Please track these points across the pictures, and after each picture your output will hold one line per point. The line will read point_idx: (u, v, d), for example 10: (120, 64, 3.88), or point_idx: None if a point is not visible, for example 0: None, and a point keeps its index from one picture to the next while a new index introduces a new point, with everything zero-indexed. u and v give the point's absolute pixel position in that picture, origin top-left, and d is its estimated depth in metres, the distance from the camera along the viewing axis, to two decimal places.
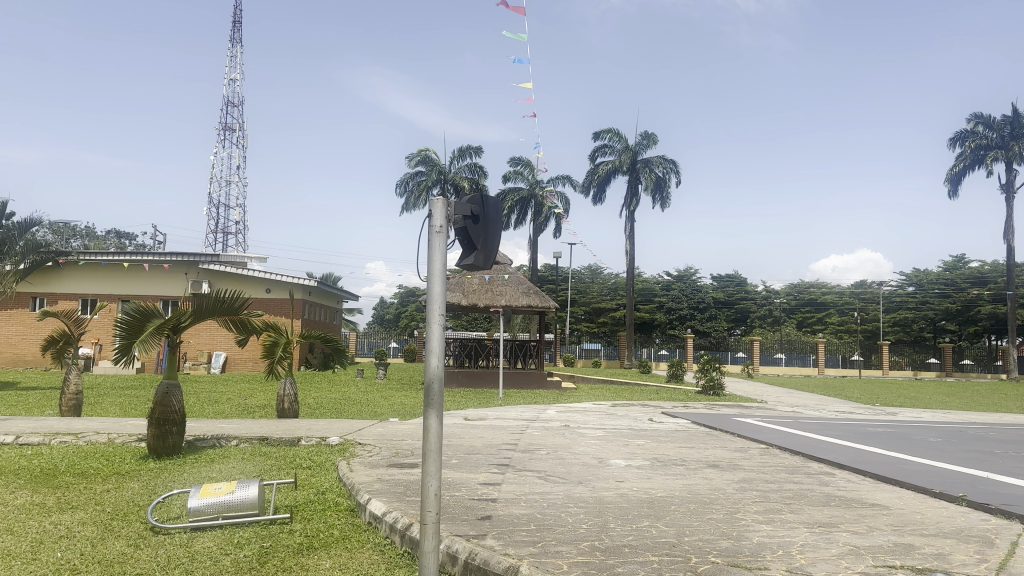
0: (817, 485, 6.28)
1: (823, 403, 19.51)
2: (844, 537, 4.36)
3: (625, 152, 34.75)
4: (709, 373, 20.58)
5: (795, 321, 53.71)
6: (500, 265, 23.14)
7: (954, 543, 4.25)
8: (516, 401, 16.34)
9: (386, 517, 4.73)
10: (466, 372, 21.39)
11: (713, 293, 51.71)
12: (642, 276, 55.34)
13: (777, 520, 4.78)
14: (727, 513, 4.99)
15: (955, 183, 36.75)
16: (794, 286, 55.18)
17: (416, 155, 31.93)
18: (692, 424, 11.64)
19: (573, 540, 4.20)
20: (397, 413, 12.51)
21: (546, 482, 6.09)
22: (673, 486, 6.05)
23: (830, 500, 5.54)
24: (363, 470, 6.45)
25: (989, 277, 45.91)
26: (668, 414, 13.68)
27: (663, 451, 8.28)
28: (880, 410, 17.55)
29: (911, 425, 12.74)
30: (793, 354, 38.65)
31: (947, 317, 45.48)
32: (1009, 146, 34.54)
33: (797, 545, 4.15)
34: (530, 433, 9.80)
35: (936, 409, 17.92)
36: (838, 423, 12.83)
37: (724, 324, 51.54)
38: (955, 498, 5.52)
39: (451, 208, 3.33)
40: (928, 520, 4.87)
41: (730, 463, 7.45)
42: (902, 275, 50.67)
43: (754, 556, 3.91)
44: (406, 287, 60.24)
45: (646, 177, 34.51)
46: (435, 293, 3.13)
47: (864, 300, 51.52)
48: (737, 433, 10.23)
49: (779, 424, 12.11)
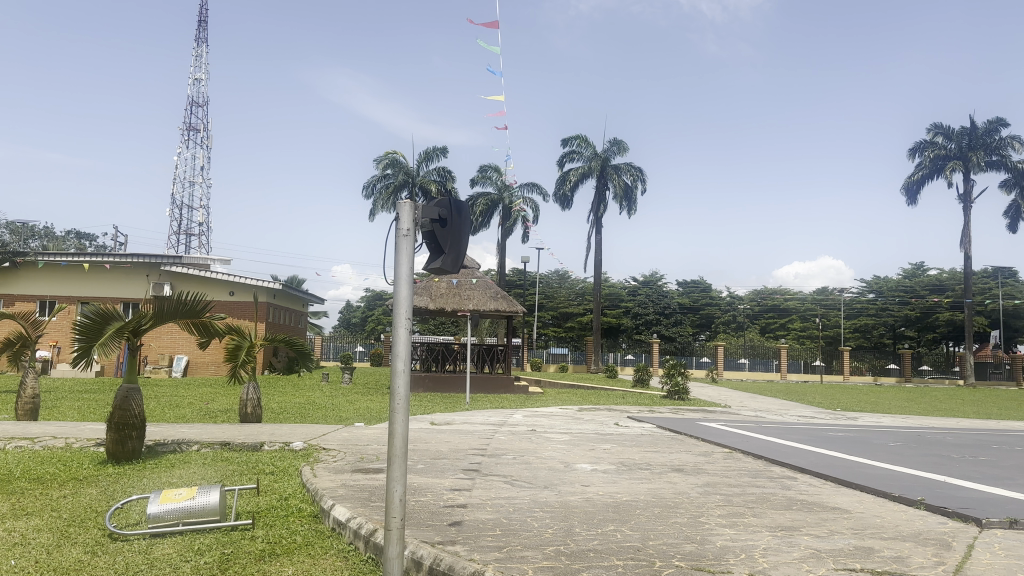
0: (779, 488, 6.37)
1: (786, 407, 19.80)
2: (805, 540, 4.42)
3: (594, 158, 34.94)
4: (675, 378, 20.76)
5: (758, 326, 54.51)
6: (468, 270, 23.05)
7: (913, 547, 4.33)
8: (484, 406, 16.28)
9: (350, 523, 4.68)
10: (433, 377, 21.30)
11: (679, 299, 52.22)
12: (609, 281, 55.68)
13: (740, 523, 4.84)
14: (691, 517, 5.04)
15: (913, 192, 37.56)
16: (758, 292, 56.06)
17: (384, 158, 31.75)
18: (657, 428, 11.75)
19: (538, 544, 4.19)
20: (362, 417, 12.42)
21: (512, 486, 6.10)
22: (638, 490, 6.08)
23: (791, 503, 5.63)
24: (326, 476, 6.38)
25: (947, 285, 47.02)
26: (634, 418, 13.79)
27: (628, 455, 8.34)
28: (841, 414, 17.84)
29: (871, 430, 13.00)
30: (757, 359, 39.18)
31: (907, 324, 46.50)
32: (967, 156, 35.42)
33: (759, 549, 4.20)
34: (497, 437, 9.80)
35: (895, 414, 18.28)
36: (801, 428, 12.99)
37: (689, 329, 52.05)
38: (914, 502, 5.62)
39: (418, 211, 3.31)
40: (887, 524, 4.96)
41: (694, 467, 7.52)
42: (862, 283, 51.71)
43: (717, 560, 3.94)
44: (373, 291, 59.84)
45: (615, 183, 34.76)
46: (401, 299, 3.10)
47: (825, 307, 52.43)
48: (701, 437, 10.34)
49: (742, 428, 12.26)
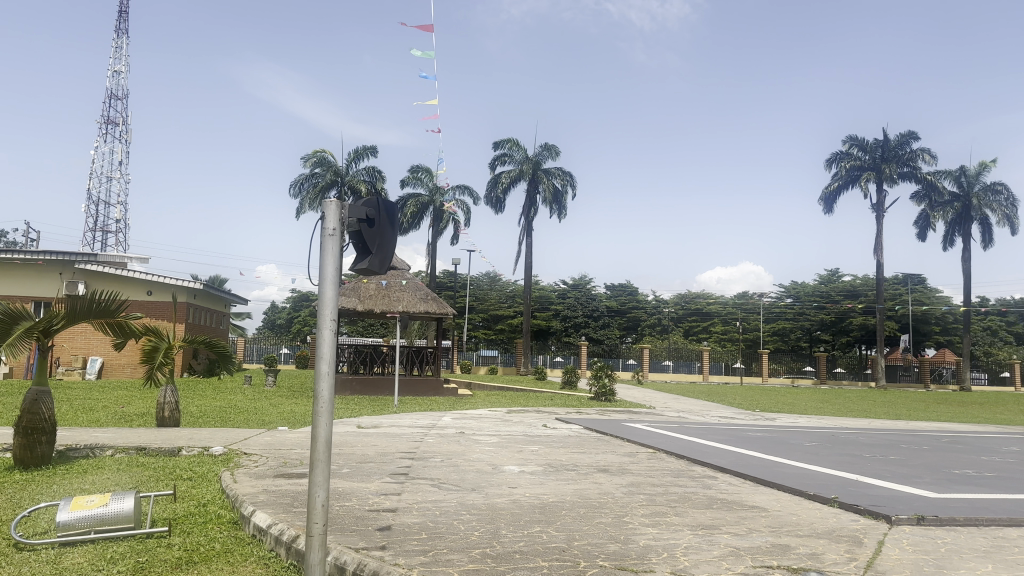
0: (700, 487, 6.54)
1: (707, 408, 20.35)
2: (724, 538, 4.54)
3: (526, 162, 35.18)
4: (602, 380, 21.04)
5: (682, 330, 55.78)
6: (397, 271, 22.80)
7: (827, 543, 4.50)
8: (412, 409, 16.13)
9: (272, 529, 4.57)
10: (360, 379, 21.01)
11: (607, 302, 52.98)
12: (538, 284, 56.05)
13: (663, 523, 4.93)
14: (615, 516, 5.11)
15: (831, 201, 39.10)
16: (683, 296, 57.38)
17: (312, 157, 31.20)
18: (585, 429, 11.89)
19: (464, 548, 4.17)
20: (286, 421, 12.15)
21: (439, 489, 6.06)
22: (564, 491, 6.14)
23: (712, 502, 5.78)
24: (248, 481, 6.21)
25: (859, 291, 49.11)
26: (562, 419, 13.91)
27: (556, 456, 8.41)
28: (760, 415, 18.43)
29: (788, 430, 13.48)
30: (681, 361, 40.10)
31: (822, 328, 48.40)
32: (881, 168, 37.13)
33: (681, 547, 4.29)
34: (426, 440, 9.74)
35: (811, 415, 18.98)
36: (722, 428, 13.35)
37: (616, 332, 52.85)
38: (828, 500, 5.84)
39: (345, 210, 3.25)
40: (803, 521, 5.14)
41: (620, 467, 7.64)
42: (781, 288, 53.54)
43: (640, 559, 4.01)
44: (299, 292, 58.67)
45: (545, 187, 35.00)
46: (327, 299, 3.05)
47: (746, 311, 54.07)
48: (626, 438, 10.53)
49: (666, 429, 12.52)
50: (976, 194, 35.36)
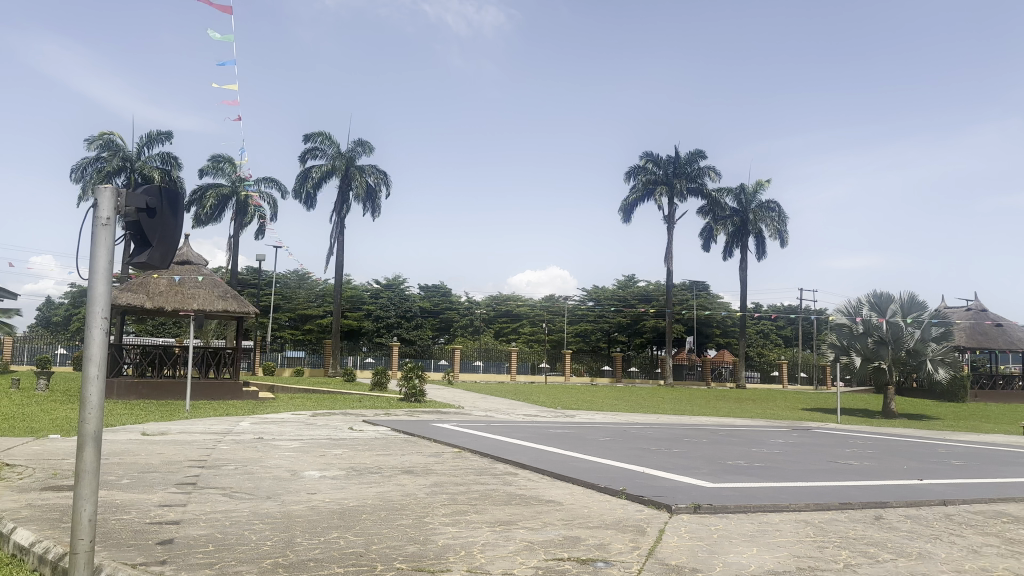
0: (500, 484, 6.70)
1: (513, 407, 20.97)
2: (520, 534, 4.68)
3: (338, 157, 34.34)
4: (412, 381, 21.01)
5: (492, 330, 57.02)
6: (193, 266, 21.35)
7: (614, 534, 4.77)
8: (207, 414, 15.15)
9: (33, 549, 4.09)
10: (148, 383, 19.44)
11: (419, 302, 52.95)
12: (350, 283, 54.89)
13: (462, 522, 4.99)
14: (416, 518, 5.10)
15: (629, 211, 41.72)
16: (493, 298, 58.70)
17: (97, 139, 28.44)
18: (391, 431, 11.80)
19: (255, 558, 3.98)
20: (58, 429, 10.95)
21: (232, 498, 5.73)
22: (365, 494, 6.04)
23: (511, 499, 5.94)
24: (6, 497, 5.51)
25: (653, 295, 52.81)
26: (368, 421, 13.70)
27: (359, 459, 8.26)
28: (561, 412, 19.27)
29: (586, 426, 14.20)
30: (490, 361, 40.98)
31: (620, 330, 51.48)
32: (672, 183, 40.15)
33: (479, 545, 4.36)
34: (220, 446, 9.19)
35: (607, 412, 20.12)
36: (525, 426, 13.80)
37: (428, 332, 52.98)
38: (617, 492, 6.22)
39: (121, 198, 2.99)
40: (593, 513, 5.42)
41: (424, 468, 7.65)
42: (584, 291, 56.32)
43: (438, 560, 4.03)
44: (80, 286, 53.24)
45: (358, 183, 34.32)
46: (97, 294, 2.79)
47: (552, 312, 56.29)
48: (432, 438, 10.58)
49: (471, 428, 12.73)
50: (752, 211, 39.23)
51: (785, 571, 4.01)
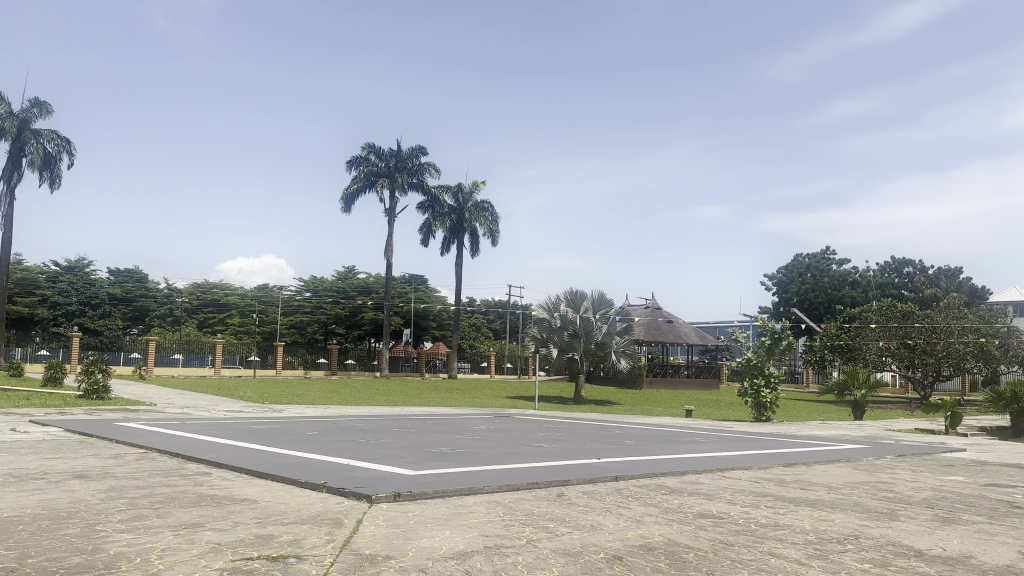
0: (191, 485, 6.26)
1: (215, 403, 19.66)
2: (208, 535, 4.40)
3: (7, 117, 29.56)
4: (95, 376, 18.76)
5: (197, 321, 52.94)
6: None
7: (310, 528, 4.69)
8: None
9: None
10: None
11: (109, 288, 47.43)
12: (20, 263, 47.49)
13: (142, 526, 4.57)
14: (85, 526, 4.57)
15: (349, 202, 41.19)
16: (199, 285, 54.52)
17: None
18: (64, 432, 10.43)
19: None
20: None
21: None
22: (23, 503, 5.27)
23: (201, 499, 5.57)
24: None
25: (371, 288, 52.78)
26: (35, 422, 11.98)
27: (19, 465, 7.19)
28: (268, 407, 18.49)
29: (294, 421, 13.77)
30: (193, 354, 37.98)
31: (337, 322, 50.69)
32: (393, 176, 40.46)
33: (158, 550, 4.03)
34: None
35: (318, 405, 19.72)
36: (227, 423, 13.02)
37: (119, 322, 47.67)
38: (317, 485, 6.12)
39: None
40: (290, 509, 5.28)
41: (100, 472, 6.88)
42: (301, 282, 54.55)
43: (107, 569, 3.64)
44: None
45: (33, 150, 29.79)
46: None
47: (265, 303, 53.72)
48: (115, 438, 9.54)
49: (164, 426, 11.72)
50: (468, 210, 40.86)
51: (474, 551, 4.24)
